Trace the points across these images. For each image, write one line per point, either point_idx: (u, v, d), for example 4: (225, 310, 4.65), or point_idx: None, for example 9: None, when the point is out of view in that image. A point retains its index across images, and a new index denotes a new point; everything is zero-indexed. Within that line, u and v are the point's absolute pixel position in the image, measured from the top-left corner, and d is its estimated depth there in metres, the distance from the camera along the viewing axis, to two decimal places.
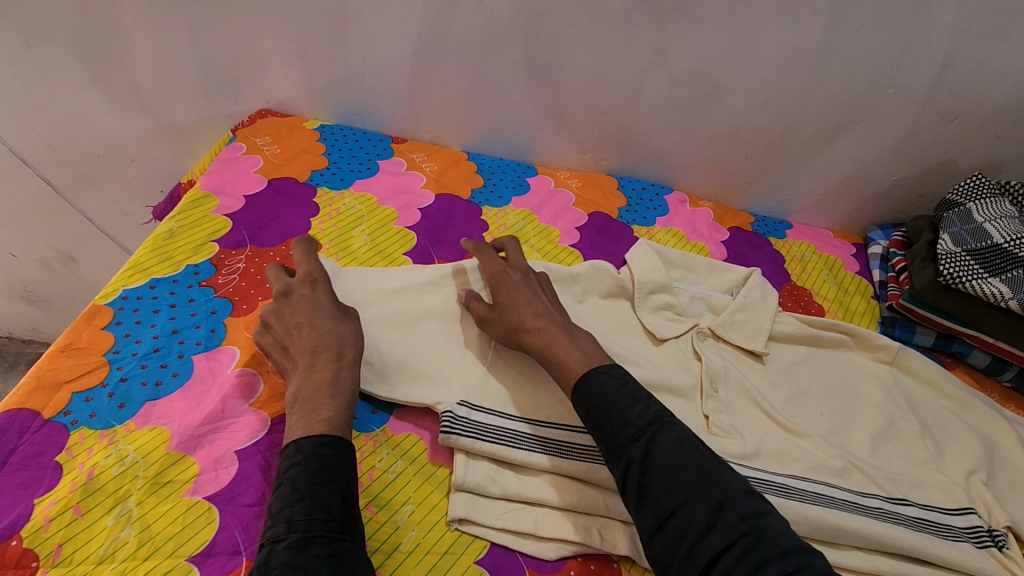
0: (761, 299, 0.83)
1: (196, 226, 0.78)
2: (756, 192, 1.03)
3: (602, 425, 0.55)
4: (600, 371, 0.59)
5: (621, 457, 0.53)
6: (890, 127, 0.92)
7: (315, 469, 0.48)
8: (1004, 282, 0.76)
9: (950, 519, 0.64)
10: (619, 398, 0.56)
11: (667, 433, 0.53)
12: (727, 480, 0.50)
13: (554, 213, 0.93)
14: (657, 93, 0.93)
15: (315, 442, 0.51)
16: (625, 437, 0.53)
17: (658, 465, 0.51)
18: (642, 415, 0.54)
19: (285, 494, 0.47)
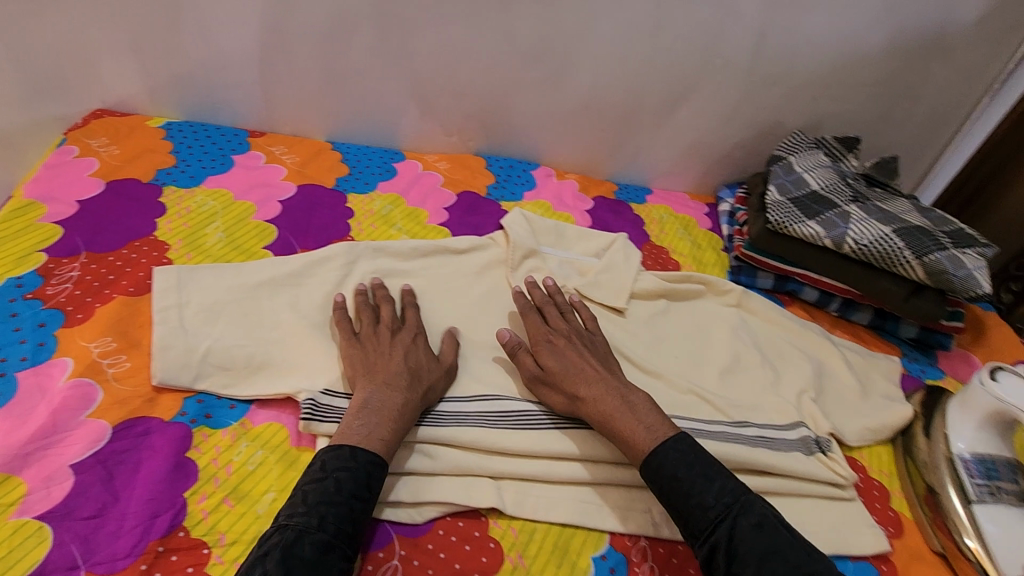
0: (625, 260, 0.90)
1: (19, 236, 0.72)
2: (617, 162, 1.10)
3: (679, 506, 0.55)
4: (669, 447, 0.58)
5: (705, 540, 0.53)
6: (722, 94, 1.00)
7: (362, 482, 0.52)
8: (819, 224, 0.85)
9: (786, 433, 0.71)
10: (692, 480, 0.56)
11: (747, 517, 0.53)
12: (813, 568, 0.51)
13: (422, 195, 0.94)
14: (511, 72, 0.96)
15: (371, 459, 0.54)
16: (705, 521, 0.54)
17: (744, 553, 0.51)
18: (720, 499, 0.54)
19: (328, 492, 0.51)
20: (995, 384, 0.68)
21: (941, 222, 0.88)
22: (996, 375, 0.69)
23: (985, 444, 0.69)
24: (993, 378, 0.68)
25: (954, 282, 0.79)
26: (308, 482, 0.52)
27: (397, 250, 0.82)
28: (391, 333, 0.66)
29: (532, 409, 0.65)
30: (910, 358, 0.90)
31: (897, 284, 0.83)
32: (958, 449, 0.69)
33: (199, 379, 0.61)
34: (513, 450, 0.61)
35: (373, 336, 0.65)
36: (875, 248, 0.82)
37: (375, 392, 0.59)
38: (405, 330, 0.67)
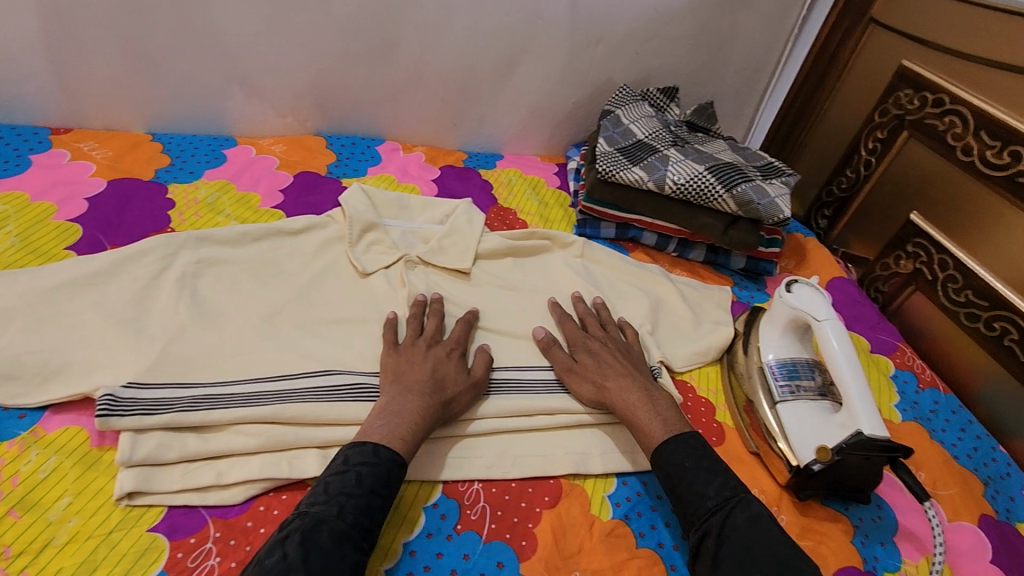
0: (468, 223, 0.91)
1: None
2: (464, 130, 1.11)
3: (680, 495, 0.58)
4: (681, 440, 0.60)
5: (698, 528, 0.55)
6: (552, 55, 1.03)
7: (382, 478, 0.53)
8: (642, 168, 0.90)
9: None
10: (697, 470, 0.58)
11: (743, 510, 0.55)
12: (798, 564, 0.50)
13: (254, 179, 0.91)
14: (335, 46, 0.94)
15: (391, 456, 0.54)
16: (702, 510, 0.55)
17: (734, 540, 0.52)
18: (720, 490, 0.56)
19: (349, 484, 0.51)
20: (791, 295, 0.74)
21: (752, 157, 0.96)
22: (792, 286, 0.75)
23: (790, 350, 0.76)
24: (790, 290, 0.75)
25: (760, 209, 0.87)
26: (331, 474, 0.52)
27: (224, 236, 0.78)
28: (426, 346, 0.67)
29: (364, 379, 0.65)
30: (741, 286, 0.98)
31: (715, 218, 0.90)
32: (767, 358, 0.76)
33: None
34: (343, 419, 0.61)
35: (409, 348, 0.66)
36: (691, 186, 0.88)
37: (393, 397, 0.60)
38: (439, 344, 0.68)
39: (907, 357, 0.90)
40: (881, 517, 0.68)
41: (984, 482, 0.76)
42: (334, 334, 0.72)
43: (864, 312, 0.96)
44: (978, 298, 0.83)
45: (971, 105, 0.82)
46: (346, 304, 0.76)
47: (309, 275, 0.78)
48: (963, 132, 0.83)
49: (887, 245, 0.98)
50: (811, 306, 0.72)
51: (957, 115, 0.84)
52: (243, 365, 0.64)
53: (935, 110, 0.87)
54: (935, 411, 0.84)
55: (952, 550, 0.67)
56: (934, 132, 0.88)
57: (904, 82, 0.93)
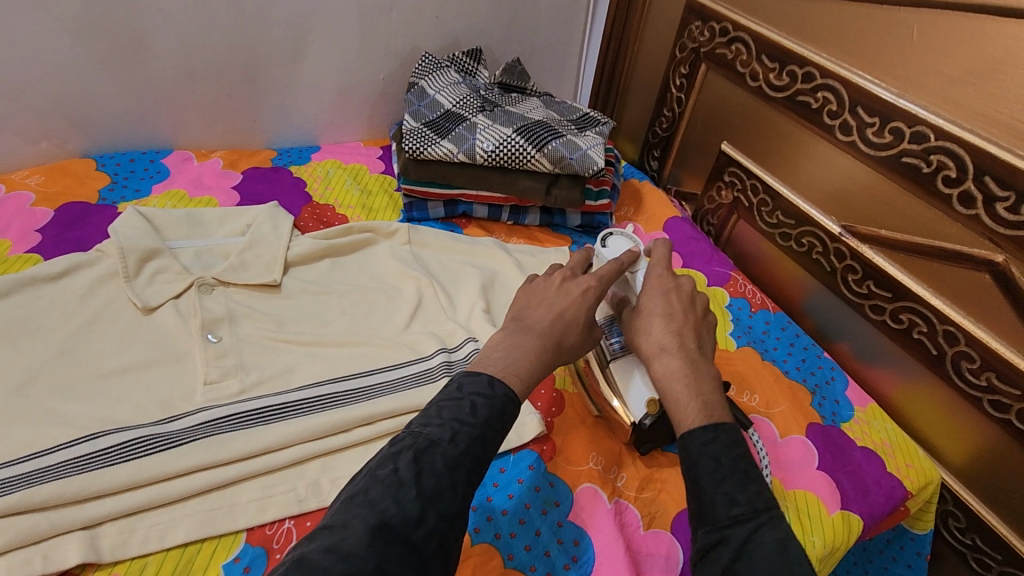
0: (274, 230, 0.83)
1: None
2: (267, 126, 1.00)
3: (704, 491, 0.47)
4: (722, 430, 0.50)
5: (716, 529, 0.45)
6: (342, 30, 0.94)
7: (496, 411, 0.48)
8: (450, 140, 0.86)
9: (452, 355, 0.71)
10: (733, 467, 0.48)
11: (775, 531, 0.44)
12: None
13: (2, 223, 0.77)
14: (71, 51, 0.81)
15: (506, 390, 0.50)
16: (727, 514, 0.46)
17: (754, 561, 0.43)
18: (751, 500, 0.46)
19: (463, 412, 0.47)
20: (605, 249, 0.73)
21: (566, 112, 0.94)
22: (606, 240, 0.74)
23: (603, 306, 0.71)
24: (604, 245, 0.73)
25: (574, 164, 0.85)
26: (445, 399, 0.48)
27: None
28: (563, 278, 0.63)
29: (138, 436, 0.57)
30: (580, 243, 0.97)
31: (535, 180, 0.87)
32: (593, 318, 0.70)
33: None
34: (110, 489, 0.53)
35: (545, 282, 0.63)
36: (502, 151, 0.84)
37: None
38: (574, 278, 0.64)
39: (739, 284, 0.93)
40: None
41: (811, 391, 0.79)
42: (107, 388, 0.62)
43: (699, 247, 0.98)
44: (787, 217, 0.86)
45: (750, 30, 0.84)
46: (123, 350, 0.66)
47: (74, 325, 0.67)
48: (748, 58, 0.86)
49: (708, 179, 0.99)
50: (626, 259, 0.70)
51: (741, 42, 0.86)
52: None
53: (722, 39, 0.89)
54: (767, 331, 0.87)
55: (783, 464, 0.70)
56: (725, 61, 0.89)
57: (693, 15, 0.94)
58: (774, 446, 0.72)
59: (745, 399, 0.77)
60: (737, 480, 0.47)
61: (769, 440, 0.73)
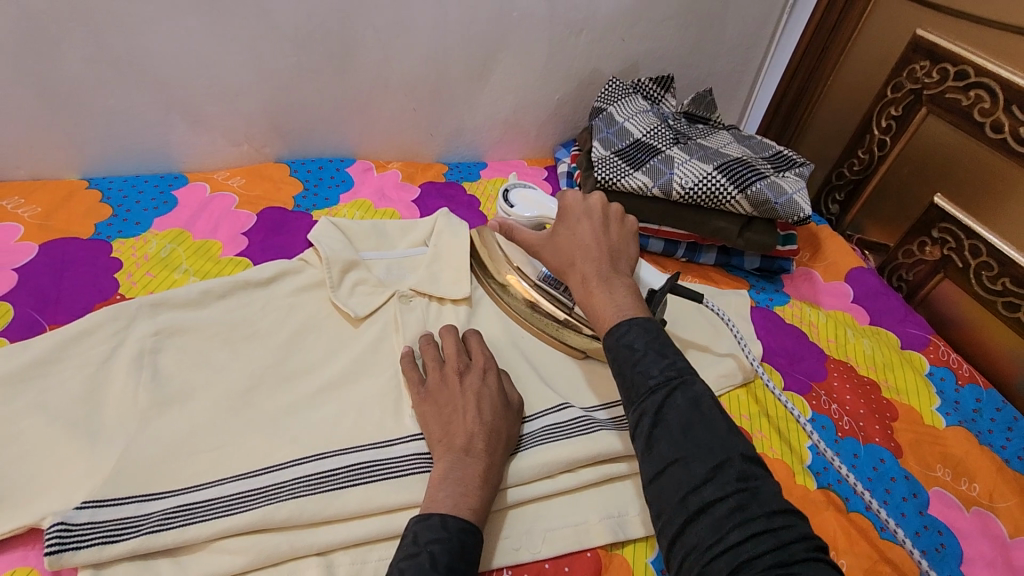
0: (453, 239, 0.81)
1: None
2: (441, 140, 1.01)
3: (625, 374, 0.51)
4: (634, 323, 0.53)
5: (637, 406, 0.48)
6: (531, 50, 0.93)
7: (456, 553, 0.47)
8: (645, 173, 0.82)
9: (529, 426, 0.62)
10: (646, 349, 0.51)
11: (685, 392, 0.48)
12: (734, 442, 0.45)
13: (212, 223, 0.80)
14: (285, 60, 0.83)
15: (462, 525, 0.49)
16: (643, 388, 0.49)
17: (671, 420, 0.46)
18: (670, 368, 0.49)
19: (425, 568, 0.46)
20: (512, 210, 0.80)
21: (758, 148, 0.90)
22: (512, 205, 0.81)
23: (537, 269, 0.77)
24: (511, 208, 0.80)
25: (778, 209, 0.80)
26: (402, 559, 0.47)
27: (182, 299, 0.67)
28: (458, 378, 0.61)
29: (365, 459, 0.57)
30: (758, 287, 0.91)
31: (728, 221, 0.83)
32: (532, 272, 0.77)
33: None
34: (342, 514, 0.53)
35: (440, 386, 0.61)
36: (701, 190, 0.81)
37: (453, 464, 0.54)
38: (472, 372, 0.62)
39: (941, 351, 0.84)
40: (944, 545, 0.63)
41: None
42: (323, 403, 0.63)
43: (890, 303, 0.90)
44: (1017, 286, 0.77)
45: (999, 77, 0.76)
46: (330, 365, 0.66)
47: (285, 334, 0.68)
48: (991, 107, 0.77)
49: (909, 230, 0.91)
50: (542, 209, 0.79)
51: (984, 88, 0.78)
52: (221, 462, 0.55)
53: (958, 83, 0.81)
54: (978, 410, 0.78)
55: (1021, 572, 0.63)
56: (958, 107, 0.82)
57: (919, 54, 0.87)
58: (1006, 548, 0.64)
59: (963, 488, 0.69)
60: (651, 354, 0.50)
61: (999, 540, 0.65)
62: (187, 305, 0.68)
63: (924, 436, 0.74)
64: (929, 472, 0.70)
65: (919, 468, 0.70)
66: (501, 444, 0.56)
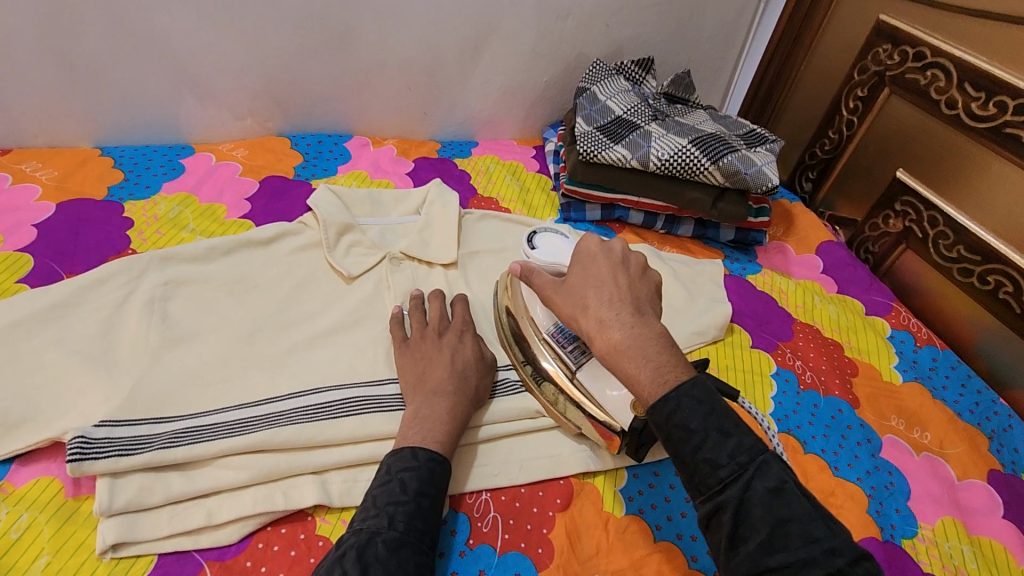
0: (443, 209, 0.86)
1: None
2: (435, 119, 1.06)
3: (686, 461, 0.44)
4: (683, 396, 0.45)
5: (709, 499, 0.43)
6: (520, 33, 0.99)
7: (426, 480, 0.51)
8: (624, 146, 0.88)
9: (505, 374, 0.68)
10: (707, 430, 0.44)
11: (764, 480, 0.42)
12: (834, 543, 0.40)
13: (217, 189, 0.86)
14: (287, 39, 0.88)
15: (430, 456, 0.53)
16: (713, 480, 0.43)
17: (756, 519, 0.41)
18: (740, 452, 0.43)
19: (395, 493, 0.50)
20: (535, 251, 0.70)
21: (733, 126, 0.95)
22: (533, 243, 0.71)
23: (550, 320, 0.64)
24: (533, 247, 0.70)
25: (748, 179, 0.85)
26: (377, 486, 0.51)
27: (189, 253, 0.72)
28: (437, 337, 0.66)
29: (358, 394, 0.62)
30: (732, 258, 0.97)
31: (703, 192, 0.88)
32: (543, 324, 0.65)
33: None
34: (335, 440, 0.58)
35: (421, 341, 0.65)
36: (676, 160, 0.86)
37: (424, 402, 0.58)
38: (450, 331, 0.67)
39: (902, 316, 0.89)
40: (893, 483, 0.68)
41: (988, 436, 0.76)
42: (319, 347, 0.68)
43: (856, 274, 0.95)
44: (970, 253, 0.82)
45: (952, 56, 0.81)
46: (327, 314, 0.71)
47: (286, 287, 0.73)
48: (946, 85, 0.83)
49: (875, 205, 0.97)
50: (558, 255, 0.69)
51: (939, 68, 0.83)
52: (225, 393, 0.61)
53: (917, 64, 0.87)
54: (935, 368, 0.83)
55: (965, 509, 0.68)
56: (916, 86, 0.87)
57: (882, 38, 0.92)
58: (952, 488, 0.69)
59: (916, 436, 0.74)
60: (712, 438, 0.43)
61: (946, 481, 0.70)
62: (193, 259, 0.73)
63: (882, 390, 0.79)
64: (883, 421, 0.75)
65: (874, 418, 0.75)
66: (473, 399, 0.61)
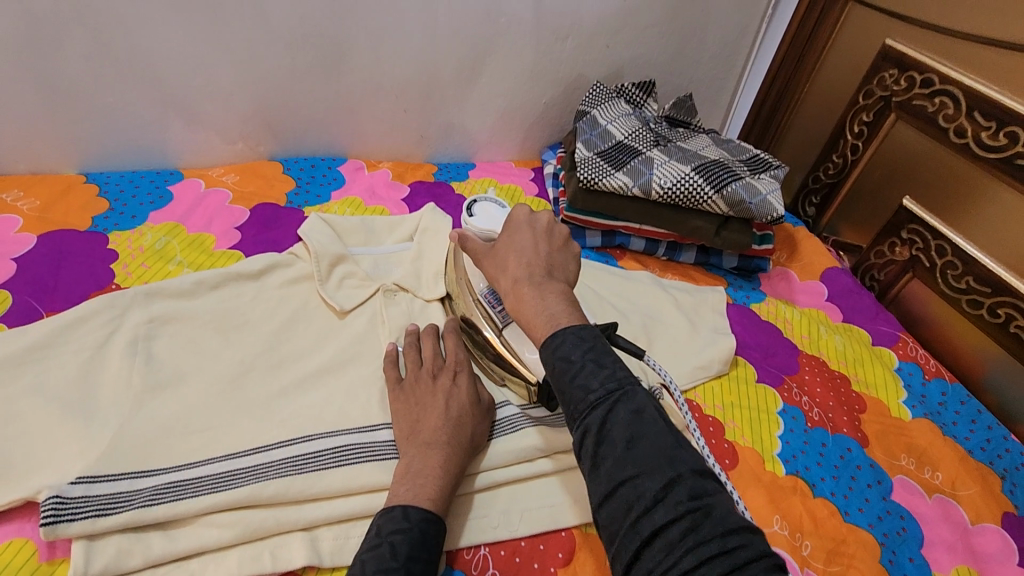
0: (440, 240, 0.83)
1: None
2: (431, 141, 1.04)
3: (564, 390, 0.47)
4: (567, 332, 0.48)
5: (579, 424, 0.45)
6: (518, 54, 0.97)
7: (417, 543, 0.49)
8: (626, 173, 0.86)
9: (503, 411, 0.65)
10: (584, 361, 0.46)
11: (629, 403, 0.44)
12: (682, 455, 0.42)
13: (206, 218, 0.83)
14: (278, 62, 0.86)
15: (423, 516, 0.51)
16: (583, 404, 0.45)
17: (616, 436, 0.43)
18: (611, 380, 0.45)
19: (385, 559, 0.47)
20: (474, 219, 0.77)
21: (736, 151, 0.93)
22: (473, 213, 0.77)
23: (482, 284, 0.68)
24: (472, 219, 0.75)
25: (752, 209, 0.84)
26: (366, 551, 0.48)
27: (175, 289, 0.70)
28: (432, 379, 0.63)
29: (350, 442, 0.59)
30: (735, 286, 0.94)
31: (706, 220, 0.86)
32: (478, 287, 0.68)
33: None
34: (327, 493, 0.55)
35: (416, 385, 0.63)
36: (679, 189, 0.84)
37: (416, 456, 0.56)
38: (444, 372, 0.64)
39: (910, 347, 0.87)
40: (905, 529, 0.66)
41: (1001, 475, 0.73)
42: (311, 389, 0.65)
43: (862, 302, 0.93)
44: (980, 284, 0.80)
45: (962, 84, 0.79)
46: (319, 352, 0.69)
47: (277, 323, 0.71)
48: (954, 113, 0.81)
49: (880, 231, 0.95)
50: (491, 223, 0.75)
51: (947, 95, 0.82)
52: (212, 443, 0.58)
53: (924, 90, 0.85)
54: (944, 403, 0.81)
55: (980, 555, 0.65)
56: (923, 113, 0.86)
57: (888, 63, 0.91)
58: (966, 533, 0.67)
59: (927, 476, 0.72)
60: (589, 367, 0.46)
61: (960, 525, 0.67)
62: (179, 294, 0.70)
63: (890, 427, 0.77)
64: (894, 461, 0.73)
65: (884, 458, 0.73)
66: (470, 443, 0.58)
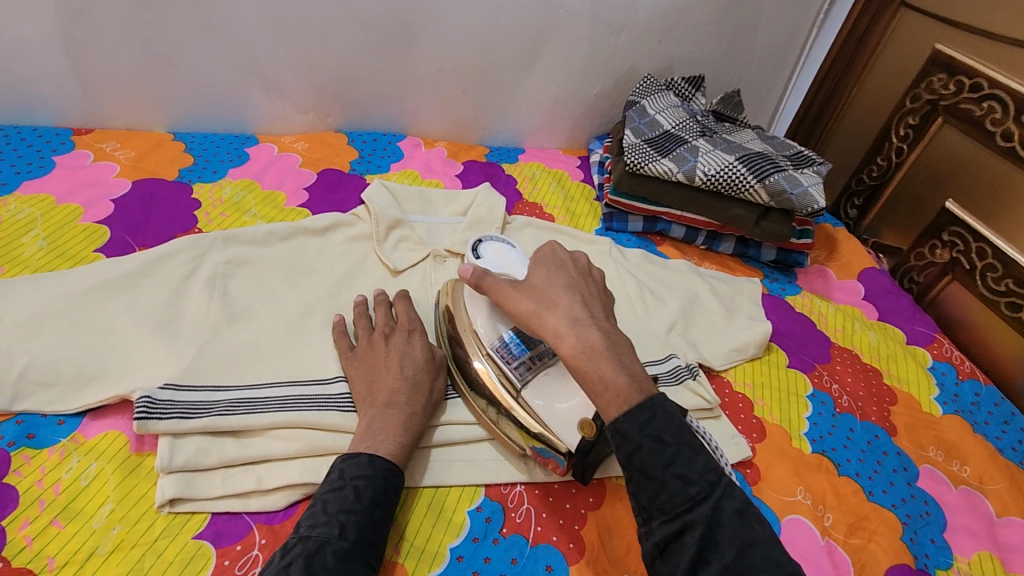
0: (489, 212, 0.88)
1: (65, 233, 0.74)
2: (485, 124, 1.09)
3: (653, 475, 0.43)
4: (659, 405, 0.45)
5: (673, 518, 0.42)
6: (574, 45, 1.01)
7: (380, 490, 0.51)
8: (671, 160, 0.89)
9: None
10: (679, 444, 0.44)
11: (731, 501, 0.43)
12: (797, 567, 0.41)
13: (278, 177, 0.90)
14: (353, 39, 0.93)
15: (388, 466, 0.53)
16: (684, 497, 0.42)
17: (722, 538, 0.41)
18: (706, 472, 0.43)
19: (348, 502, 0.49)
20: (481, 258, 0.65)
21: (781, 146, 0.96)
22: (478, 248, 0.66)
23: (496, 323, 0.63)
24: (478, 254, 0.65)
25: (793, 200, 0.86)
26: (328, 491, 0.50)
27: (250, 236, 0.76)
28: (385, 339, 0.64)
29: None
30: (771, 278, 0.97)
31: (746, 209, 0.89)
32: (490, 333, 0.62)
33: (75, 402, 0.58)
34: None
35: (368, 348, 0.63)
36: (722, 177, 0.87)
37: (405, 389, 0.59)
38: (397, 333, 0.65)
39: (945, 348, 0.88)
40: (929, 513, 0.67)
41: None
42: None
43: (899, 302, 0.94)
44: (1019, 287, 0.81)
45: (1010, 88, 0.81)
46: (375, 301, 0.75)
47: (338, 272, 0.77)
48: (1002, 117, 0.82)
49: (921, 234, 0.96)
50: (507, 267, 0.63)
51: (996, 99, 0.83)
52: (280, 369, 0.64)
53: (972, 95, 0.86)
54: (977, 403, 0.82)
55: (1003, 545, 0.66)
56: (971, 117, 0.87)
57: (937, 67, 0.93)
58: (990, 524, 0.68)
59: (954, 468, 0.73)
60: (683, 452, 0.44)
61: (985, 516, 0.68)
62: (252, 241, 0.76)
63: (921, 420, 0.78)
64: (921, 451, 0.74)
65: (911, 446, 0.75)
66: None
